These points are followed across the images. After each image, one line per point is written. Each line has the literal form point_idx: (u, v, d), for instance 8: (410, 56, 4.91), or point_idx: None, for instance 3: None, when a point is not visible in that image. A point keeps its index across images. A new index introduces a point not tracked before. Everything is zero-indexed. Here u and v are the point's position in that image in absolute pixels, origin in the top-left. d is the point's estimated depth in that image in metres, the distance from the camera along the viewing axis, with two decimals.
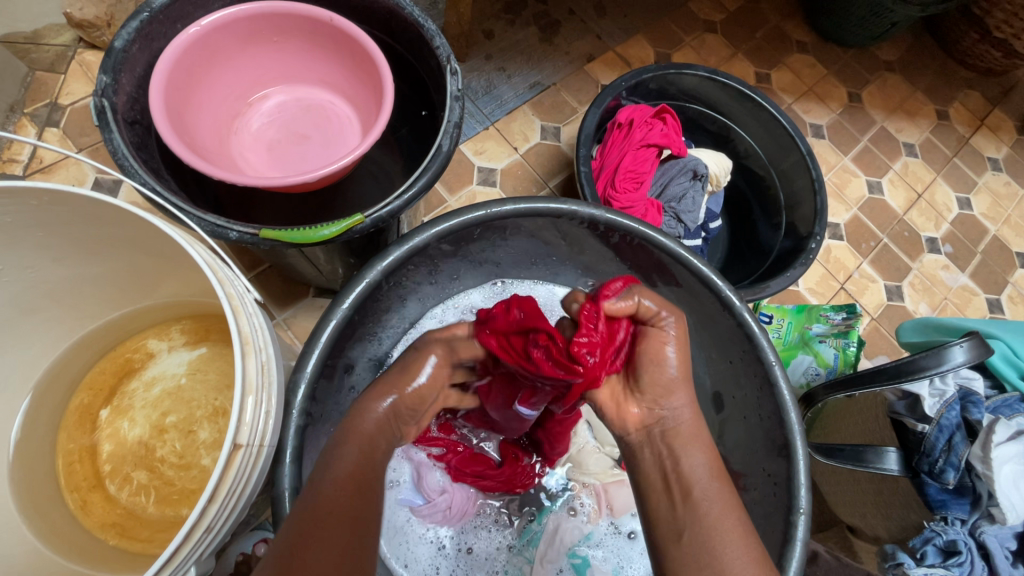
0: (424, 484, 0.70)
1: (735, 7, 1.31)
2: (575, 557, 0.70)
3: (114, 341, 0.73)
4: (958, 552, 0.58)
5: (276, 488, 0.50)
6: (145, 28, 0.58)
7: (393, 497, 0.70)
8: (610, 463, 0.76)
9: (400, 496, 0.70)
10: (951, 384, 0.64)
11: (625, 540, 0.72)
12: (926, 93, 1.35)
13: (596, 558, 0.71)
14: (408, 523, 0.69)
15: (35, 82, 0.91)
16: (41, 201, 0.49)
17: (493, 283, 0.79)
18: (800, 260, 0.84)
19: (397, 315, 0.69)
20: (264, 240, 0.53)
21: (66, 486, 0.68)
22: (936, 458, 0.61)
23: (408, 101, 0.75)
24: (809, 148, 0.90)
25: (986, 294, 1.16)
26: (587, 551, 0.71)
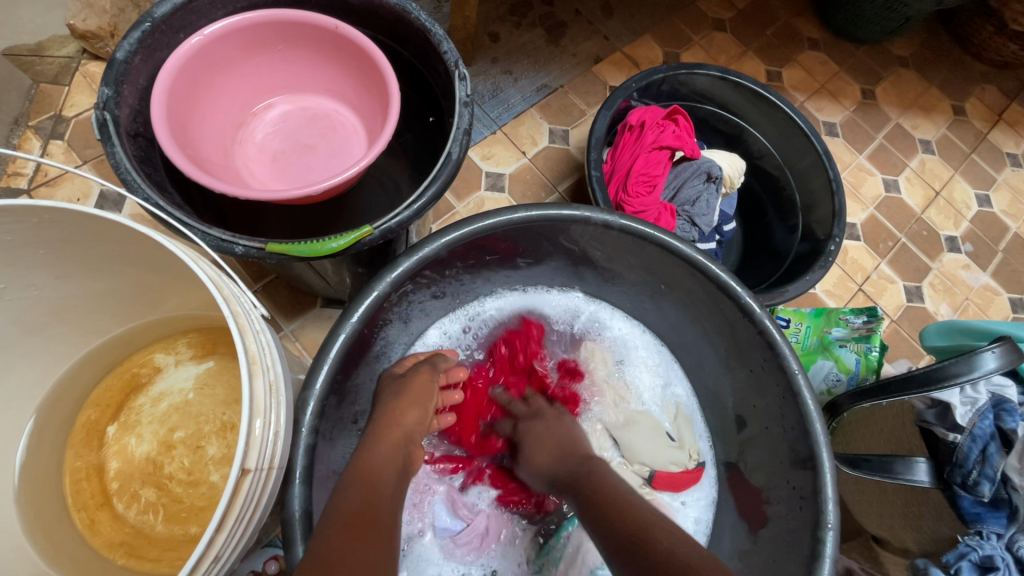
0: (461, 509, 0.70)
1: (744, 4, 1.28)
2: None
3: (119, 357, 0.72)
4: (995, 568, 0.56)
5: (286, 509, 0.49)
6: (147, 39, 0.57)
7: (429, 529, 0.69)
8: (638, 482, 0.73)
9: (436, 526, 0.69)
10: (983, 391, 0.61)
11: None
12: (942, 88, 1.32)
13: None
14: (443, 553, 0.68)
15: (39, 94, 0.91)
16: (42, 219, 0.48)
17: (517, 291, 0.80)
18: (820, 263, 0.82)
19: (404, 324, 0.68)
20: (270, 254, 0.52)
21: (73, 505, 0.67)
22: (969, 469, 0.58)
23: (415, 108, 0.74)
24: (825, 147, 0.88)
25: (1009, 294, 1.13)
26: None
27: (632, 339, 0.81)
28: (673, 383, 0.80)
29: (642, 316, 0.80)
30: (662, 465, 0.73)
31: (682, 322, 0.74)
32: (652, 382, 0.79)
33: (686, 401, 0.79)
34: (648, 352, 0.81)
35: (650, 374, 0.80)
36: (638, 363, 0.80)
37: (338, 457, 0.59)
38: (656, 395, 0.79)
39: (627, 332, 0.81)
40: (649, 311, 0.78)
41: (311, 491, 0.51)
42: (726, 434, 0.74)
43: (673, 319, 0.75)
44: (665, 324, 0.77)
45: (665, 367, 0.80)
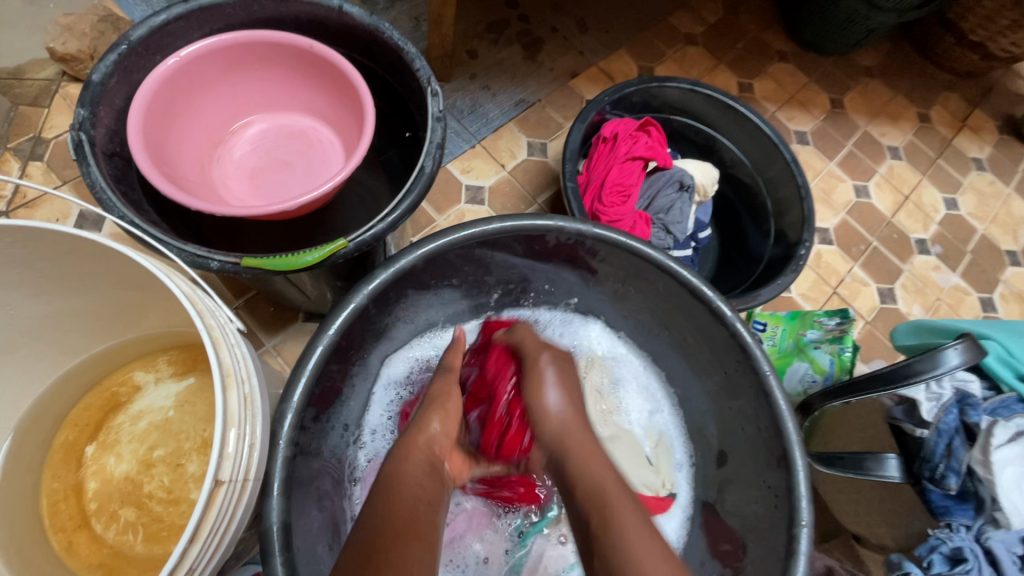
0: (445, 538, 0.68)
1: (715, 19, 1.33)
2: None
3: (99, 376, 0.72)
4: (965, 560, 0.58)
5: (264, 522, 0.49)
6: (123, 61, 0.58)
7: None
8: None
9: None
10: (947, 387, 0.63)
11: None
12: (907, 96, 1.37)
13: None
14: None
15: (18, 117, 0.91)
16: (19, 238, 0.48)
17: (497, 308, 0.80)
18: (791, 267, 0.84)
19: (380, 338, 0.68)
20: (246, 268, 0.53)
21: (51, 527, 0.66)
22: (936, 464, 0.60)
23: (392, 124, 0.75)
24: (794, 155, 0.91)
25: (978, 294, 1.16)
26: None
27: (617, 354, 0.81)
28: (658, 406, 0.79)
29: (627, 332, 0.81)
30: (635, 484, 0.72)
31: (663, 337, 0.76)
32: (637, 405, 0.79)
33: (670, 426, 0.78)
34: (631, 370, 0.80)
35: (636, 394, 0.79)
36: (626, 382, 0.79)
37: (317, 469, 0.59)
38: (642, 419, 0.78)
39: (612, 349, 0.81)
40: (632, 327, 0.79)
41: (289, 504, 0.51)
42: (703, 457, 0.74)
43: (656, 334, 0.76)
44: (648, 339, 0.78)
45: (648, 386, 0.80)
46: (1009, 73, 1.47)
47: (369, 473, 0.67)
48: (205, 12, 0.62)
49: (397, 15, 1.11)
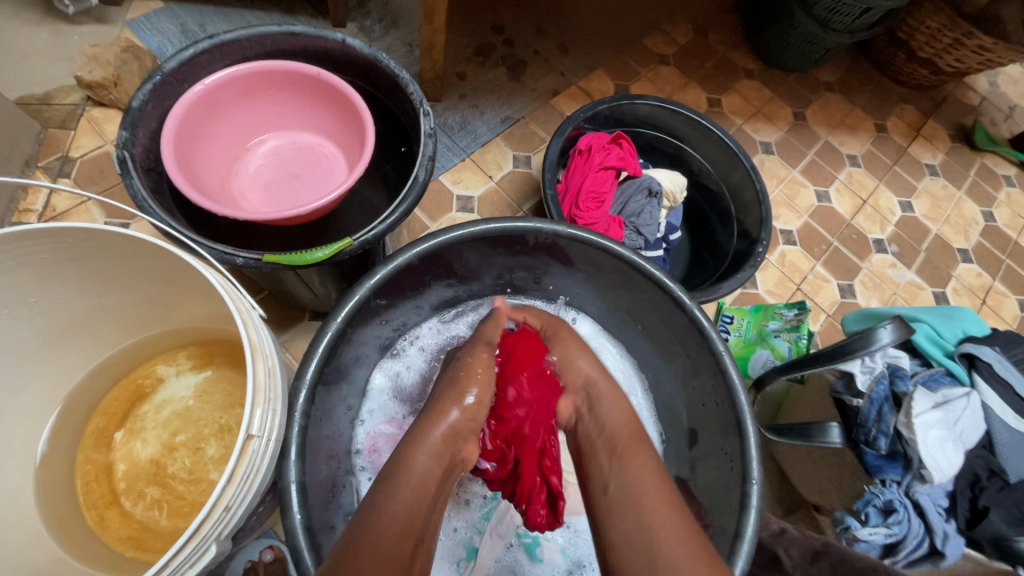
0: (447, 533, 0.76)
1: (685, 40, 1.44)
2: (525, 537, 0.77)
3: (127, 369, 0.80)
4: (895, 511, 0.66)
5: (283, 481, 0.57)
6: (157, 88, 0.67)
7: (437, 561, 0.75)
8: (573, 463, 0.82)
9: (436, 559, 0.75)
10: (879, 362, 0.72)
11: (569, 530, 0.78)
12: (865, 108, 1.48)
13: (544, 537, 0.77)
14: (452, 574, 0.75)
15: (48, 138, 1.00)
16: (74, 240, 0.56)
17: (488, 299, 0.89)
18: (749, 263, 0.94)
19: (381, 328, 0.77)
20: (267, 264, 0.61)
21: (85, 504, 0.73)
22: (869, 428, 0.69)
23: (389, 140, 0.85)
24: (752, 163, 1.00)
25: (932, 288, 1.25)
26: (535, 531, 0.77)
27: (597, 340, 0.90)
28: (634, 391, 0.88)
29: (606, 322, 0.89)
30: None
31: (635, 326, 0.85)
32: (615, 388, 0.87)
33: (643, 408, 0.87)
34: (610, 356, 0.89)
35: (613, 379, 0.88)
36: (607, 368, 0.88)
37: (325, 440, 0.67)
38: (619, 401, 0.87)
39: (595, 337, 0.90)
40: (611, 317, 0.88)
41: (304, 465, 0.59)
42: (673, 435, 0.83)
43: (629, 323, 0.85)
44: (625, 329, 0.87)
45: (624, 370, 0.89)
46: (959, 86, 1.59)
47: (367, 445, 0.77)
48: (227, 45, 0.71)
49: (392, 42, 1.22)
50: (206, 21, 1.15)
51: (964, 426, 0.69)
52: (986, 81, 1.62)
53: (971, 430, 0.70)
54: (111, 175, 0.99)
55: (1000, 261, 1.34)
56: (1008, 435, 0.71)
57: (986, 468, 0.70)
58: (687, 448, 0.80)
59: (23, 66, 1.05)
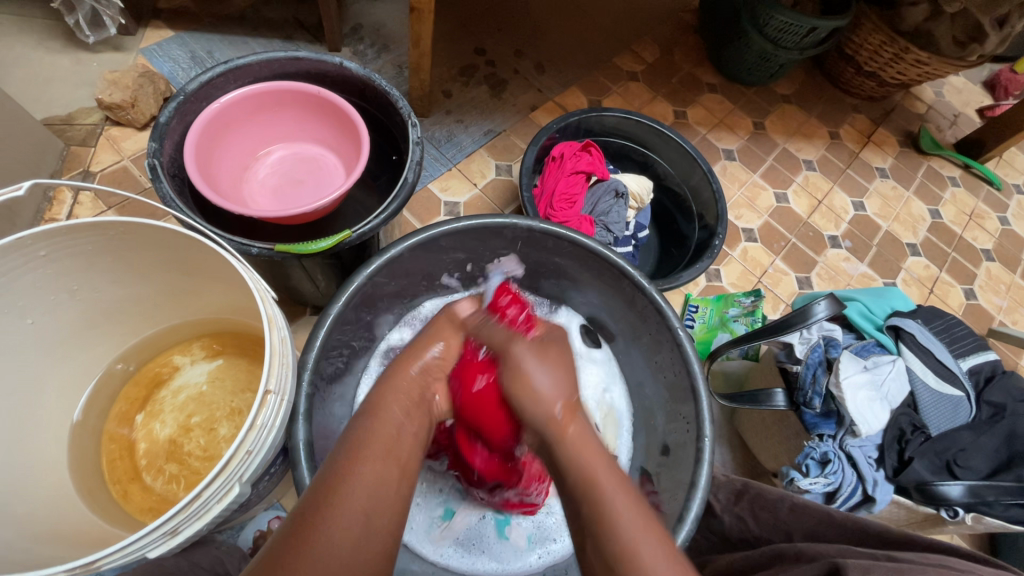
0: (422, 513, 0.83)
1: (653, 59, 1.57)
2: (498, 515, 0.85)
3: (146, 358, 0.88)
4: (830, 461, 0.76)
5: (293, 440, 0.65)
6: (181, 107, 0.77)
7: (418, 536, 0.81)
8: None
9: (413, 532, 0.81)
10: (815, 333, 0.82)
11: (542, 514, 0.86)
12: (820, 118, 1.62)
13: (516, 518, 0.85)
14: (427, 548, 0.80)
15: (70, 155, 1.10)
16: (113, 233, 0.66)
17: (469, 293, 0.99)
18: (708, 254, 1.04)
19: (372, 318, 0.86)
20: (277, 253, 0.71)
21: (110, 479, 0.81)
22: (806, 390, 0.79)
23: (381, 149, 0.95)
24: (709, 166, 1.12)
25: (883, 280, 1.37)
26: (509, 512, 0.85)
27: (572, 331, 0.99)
28: (612, 388, 0.96)
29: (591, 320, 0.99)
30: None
31: (606, 314, 0.95)
32: (596, 384, 0.95)
33: (620, 401, 0.95)
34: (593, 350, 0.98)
35: (596, 373, 0.96)
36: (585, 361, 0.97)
37: (329, 412, 0.76)
38: (596, 395, 0.94)
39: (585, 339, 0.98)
40: (596, 318, 0.97)
41: (311, 427, 0.68)
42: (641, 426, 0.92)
43: (601, 311, 0.95)
44: (598, 320, 0.97)
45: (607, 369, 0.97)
46: (906, 97, 1.73)
47: None
48: (240, 69, 0.82)
49: (383, 64, 1.34)
50: (213, 48, 1.26)
51: (889, 387, 0.79)
52: (930, 91, 1.77)
53: (896, 391, 0.80)
54: (128, 187, 1.09)
55: (946, 254, 1.46)
56: (929, 394, 0.81)
57: (910, 423, 0.79)
58: (654, 433, 0.88)
59: (46, 91, 1.15)
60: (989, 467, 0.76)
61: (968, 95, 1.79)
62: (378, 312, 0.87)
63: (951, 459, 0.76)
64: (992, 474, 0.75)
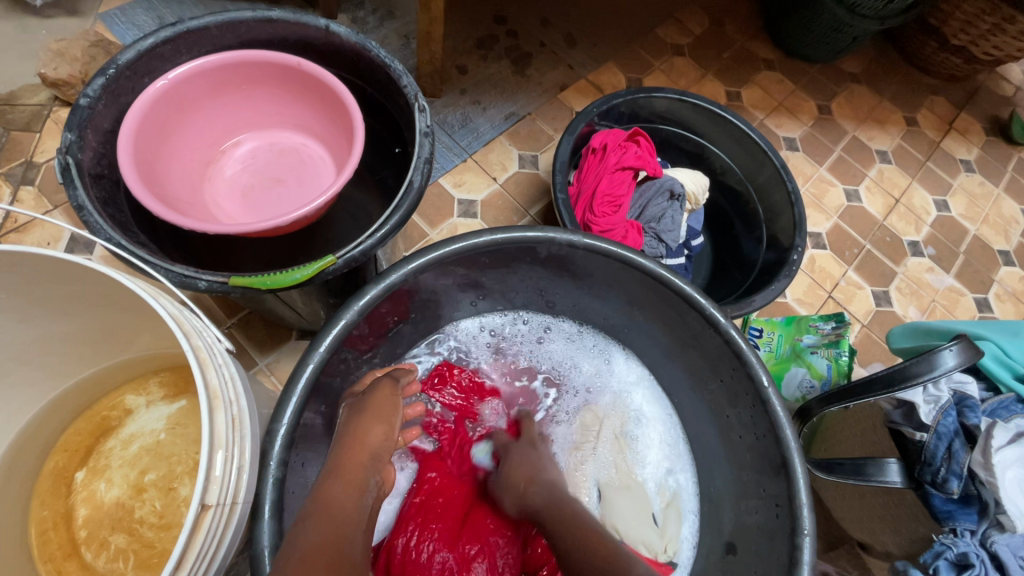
0: None
1: (701, 30, 1.35)
2: None
3: (87, 402, 0.71)
4: (971, 565, 0.57)
5: (252, 547, 0.48)
6: (111, 83, 0.58)
7: None
8: None
9: None
10: (944, 390, 0.63)
11: None
12: (893, 101, 1.39)
13: None
14: None
15: (10, 142, 0.92)
16: (3, 262, 0.48)
17: (487, 328, 0.82)
18: (784, 272, 0.84)
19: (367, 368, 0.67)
20: (234, 287, 0.52)
21: (40, 557, 0.65)
22: (938, 467, 0.59)
23: (381, 138, 0.76)
24: (783, 161, 0.91)
25: (973, 294, 1.16)
26: None
27: (622, 380, 0.81)
28: (675, 455, 0.77)
29: (643, 361, 0.80)
30: (633, 541, 0.71)
31: (665, 354, 0.75)
32: (658, 459, 0.77)
33: (685, 473, 0.76)
34: (649, 400, 0.80)
35: (654, 434, 0.78)
36: (641, 422, 0.79)
37: (310, 488, 0.59)
38: (655, 474, 0.76)
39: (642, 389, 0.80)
40: (656, 363, 0.78)
41: (281, 525, 0.50)
42: (709, 507, 0.73)
43: (657, 350, 0.76)
44: (652, 359, 0.78)
45: (666, 428, 0.79)
46: (992, 76, 1.49)
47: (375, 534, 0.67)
48: (194, 34, 0.62)
49: (387, 33, 1.13)
50: (185, 13, 1.06)
51: None
52: (1019, 69, 1.52)
53: None
54: None
55: None
56: None
57: None
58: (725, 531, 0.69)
59: None
60: None
61: None
62: (374, 351, 0.68)
63: None
64: None
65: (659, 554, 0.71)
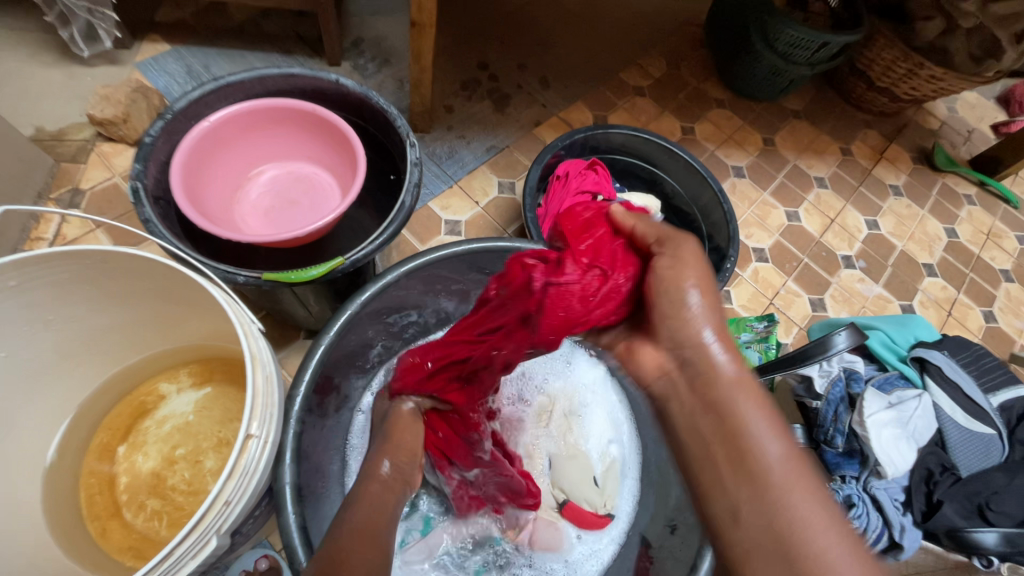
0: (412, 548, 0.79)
1: (659, 73, 1.54)
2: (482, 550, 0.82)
3: (128, 387, 0.83)
4: (855, 505, 0.71)
5: (277, 484, 0.61)
6: (168, 125, 0.73)
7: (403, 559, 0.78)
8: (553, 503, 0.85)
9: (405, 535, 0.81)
10: (835, 366, 0.78)
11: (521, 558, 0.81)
12: (831, 134, 1.58)
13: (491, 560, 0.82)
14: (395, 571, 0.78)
15: (59, 172, 1.07)
16: (91, 260, 0.62)
17: None
18: (719, 278, 1.00)
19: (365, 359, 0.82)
20: (265, 282, 0.67)
21: (88, 516, 0.77)
22: (828, 428, 0.74)
23: (380, 168, 0.92)
24: (719, 186, 1.07)
25: (899, 301, 1.32)
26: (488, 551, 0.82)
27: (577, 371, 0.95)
28: (620, 437, 0.91)
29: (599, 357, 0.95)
30: (577, 498, 0.83)
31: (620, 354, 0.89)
32: (602, 433, 0.90)
33: (626, 452, 0.90)
34: (602, 389, 0.94)
35: (604, 415, 0.92)
36: (591, 407, 0.92)
37: (319, 447, 0.72)
38: (599, 445, 0.89)
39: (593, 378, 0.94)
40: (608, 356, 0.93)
41: (298, 469, 0.63)
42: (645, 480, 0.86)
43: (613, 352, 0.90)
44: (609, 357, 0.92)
45: (613, 412, 0.93)
46: (919, 112, 1.69)
47: None
48: (231, 86, 0.79)
49: (384, 78, 1.31)
50: (210, 62, 1.24)
51: (915, 425, 0.75)
52: (944, 106, 1.73)
53: (923, 428, 0.75)
54: (118, 205, 1.06)
55: (963, 274, 1.41)
56: (959, 432, 0.76)
57: (938, 464, 0.75)
58: (664, 492, 0.81)
59: (37, 106, 1.12)
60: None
61: (982, 111, 1.76)
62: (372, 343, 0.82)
63: (984, 503, 0.72)
64: None
65: (598, 508, 0.83)
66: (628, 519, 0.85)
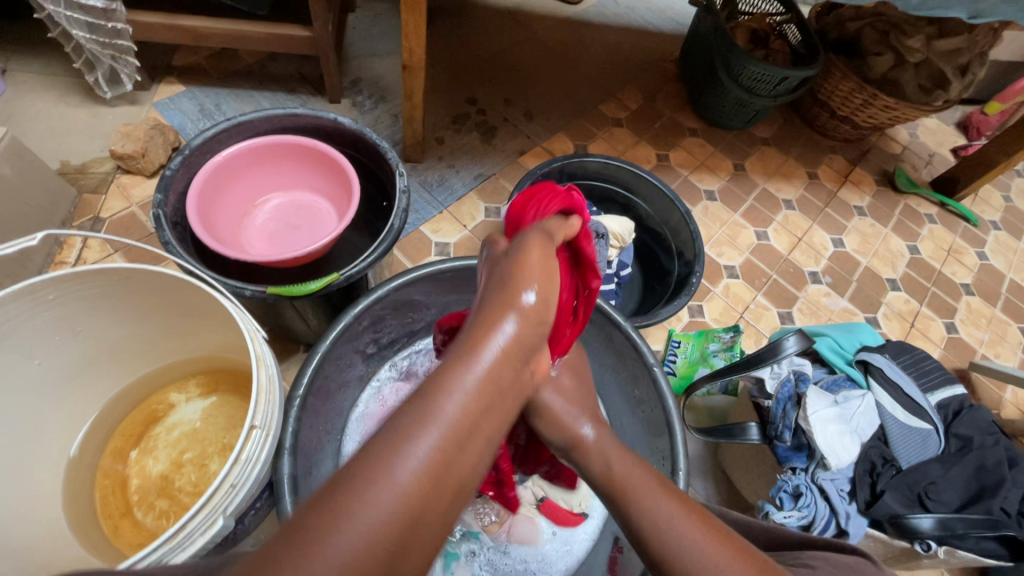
0: None
1: (636, 106, 1.66)
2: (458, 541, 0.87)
3: (143, 395, 0.91)
4: (802, 494, 0.78)
5: (276, 475, 0.68)
6: (185, 160, 0.83)
7: None
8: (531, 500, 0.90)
9: None
10: (785, 369, 0.86)
11: (500, 551, 0.87)
12: (798, 159, 1.69)
13: (469, 551, 0.86)
14: None
15: (82, 202, 1.17)
16: (118, 276, 0.71)
17: None
18: (685, 291, 1.08)
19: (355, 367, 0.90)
20: (270, 295, 0.76)
21: (102, 514, 0.83)
22: (777, 424, 0.82)
23: (372, 195, 1.01)
24: (686, 209, 1.17)
25: (864, 314, 1.41)
26: (467, 544, 0.86)
27: None
28: None
29: None
30: (555, 496, 0.90)
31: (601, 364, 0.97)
32: None
33: None
34: None
35: None
36: None
37: (312, 444, 0.79)
38: None
39: None
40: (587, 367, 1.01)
41: (295, 462, 0.71)
42: None
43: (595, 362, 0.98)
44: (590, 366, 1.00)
45: None
46: (882, 138, 1.81)
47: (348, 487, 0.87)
48: (242, 125, 0.89)
49: (380, 114, 1.43)
50: (221, 101, 1.36)
51: (858, 421, 0.82)
52: (906, 132, 1.84)
53: (866, 424, 0.82)
54: (135, 232, 1.15)
55: (926, 288, 1.50)
56: (898, 427, 0.83)
57: (881, 456, 0.81)
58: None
59: (63, 142, 1.23)
60: (959, 500, 0.78)
61: (942, 135, 1.87)
62: (363, 351, 0.90)
63: (923, 492, 0.78)
64: (962, 506, 0.78)
65: (574, 506, 0.90)
66: (600, 518, 0.90)
